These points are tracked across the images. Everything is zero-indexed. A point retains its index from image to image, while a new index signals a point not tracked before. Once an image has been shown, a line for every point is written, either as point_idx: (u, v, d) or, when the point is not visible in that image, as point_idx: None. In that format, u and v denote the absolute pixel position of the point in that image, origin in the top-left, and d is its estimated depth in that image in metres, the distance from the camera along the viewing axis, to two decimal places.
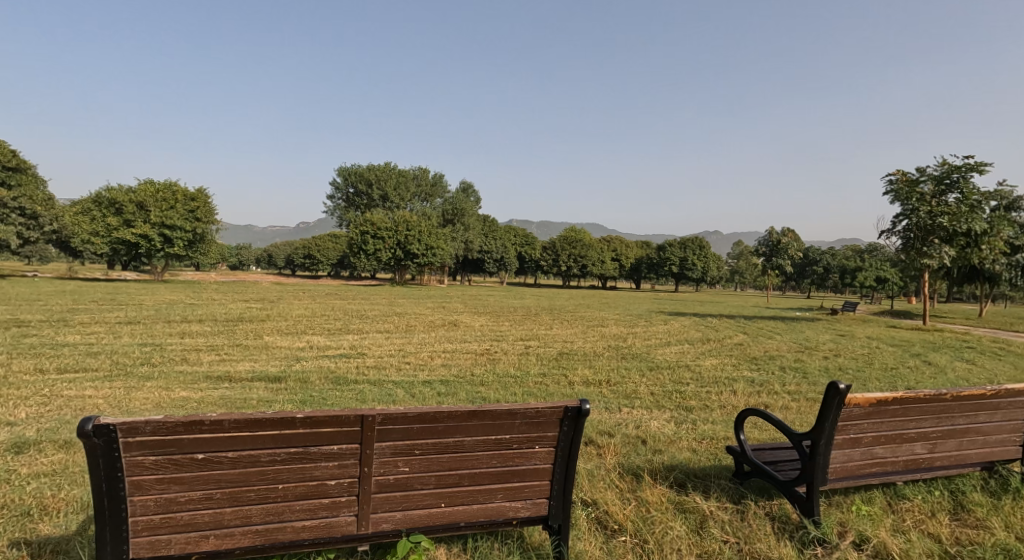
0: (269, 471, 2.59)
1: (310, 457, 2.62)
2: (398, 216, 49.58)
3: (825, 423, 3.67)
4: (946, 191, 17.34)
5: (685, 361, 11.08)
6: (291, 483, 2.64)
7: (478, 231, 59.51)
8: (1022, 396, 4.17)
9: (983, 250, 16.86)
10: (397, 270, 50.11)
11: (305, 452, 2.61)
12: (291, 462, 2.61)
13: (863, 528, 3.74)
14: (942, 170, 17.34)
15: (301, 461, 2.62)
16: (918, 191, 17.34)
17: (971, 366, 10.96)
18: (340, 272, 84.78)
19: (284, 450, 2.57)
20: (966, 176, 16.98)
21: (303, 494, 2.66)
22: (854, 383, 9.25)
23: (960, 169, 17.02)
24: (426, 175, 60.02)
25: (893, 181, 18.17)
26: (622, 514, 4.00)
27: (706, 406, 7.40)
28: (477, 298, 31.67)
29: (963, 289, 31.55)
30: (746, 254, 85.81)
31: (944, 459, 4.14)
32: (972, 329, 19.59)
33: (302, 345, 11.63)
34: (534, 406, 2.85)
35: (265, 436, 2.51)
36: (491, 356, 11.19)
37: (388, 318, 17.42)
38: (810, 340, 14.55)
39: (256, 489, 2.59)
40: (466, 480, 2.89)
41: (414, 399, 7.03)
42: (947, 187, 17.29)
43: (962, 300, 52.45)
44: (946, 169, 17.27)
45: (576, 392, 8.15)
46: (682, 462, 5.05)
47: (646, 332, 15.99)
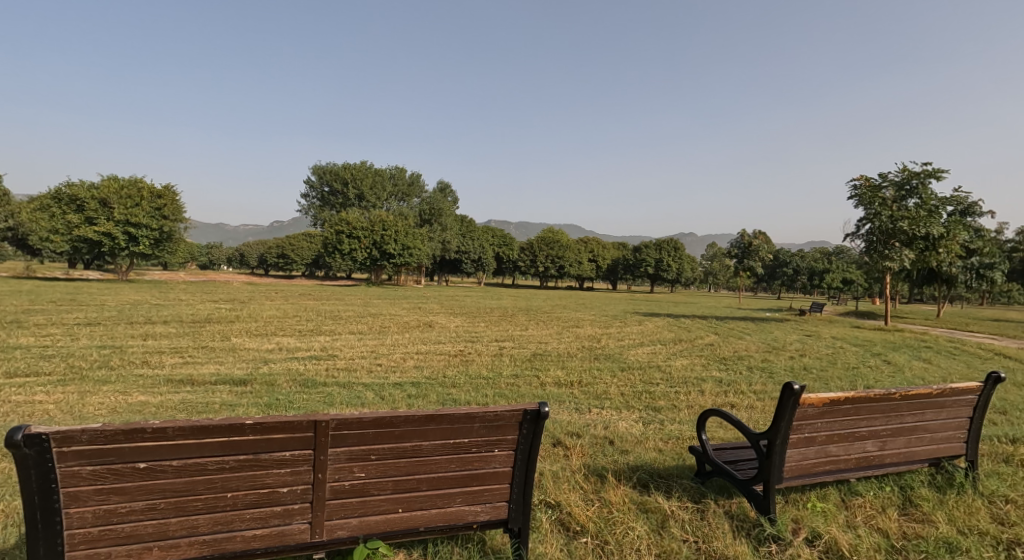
0: (217, 480, 2.52)
1: (260, 464, 2.57)
2: (374, 216, 49.03)
3: (779, 423, 3.77)
4: (907, 196, 17.99)
5: (656, 362, 11.23)
6: (241, 490, 2.58)
7: (455, 231, 59.25)
8: (967, 395, 4.35)
9: (941, 254, 17.56)
10: (373, 271, 49.52)
11: (256, 460, 2.56)
12: (241, 469, 2.55)
13: (816, 525, 3.83)
14: (902, 176, 18.01)
15: (252, 469, 2.56)
16: (880, 196, 17.92)
17: (930, 365, 11.36)
18: (314, 272, 83.46)
19: (232, 457, 2.51)
20: (925, 182, 17.64)
21: (254, 501, 2.61)
22: (817, 382, 9.48)
23: (920, 175, 17.71)
24: (402, 175, 59.56)
25: (856, 186, 18.76)
26: (583, 515, 4.02)
27: (673, 406, 7.51)
28: (455, 299, 31.54)
29: (924, 290, 32.72)
30: (719, 255, 87.41)
31: (894, 456, 4.27)
32: (931, 329, 20.31)
33: (271, 347, 11.39)
34: (493, 410, 2.86)
35: (212, 443, 2.45)
36: (464, 356, 11.18)
37: (363, 320, 17.17)
38: (777, 340, 14.91)
39: (203, 499, 2.53)
40: (425, 485, 2.87)
41: (383, 402, 6.95)
42: (907, 193, 17.95)
43: (922, 300, 54.44)
44: (906, 175, 17.93)
45: (547, 393, 8.18)
46: (647, 462, 5.12)
47: (618, 333, 16.17)
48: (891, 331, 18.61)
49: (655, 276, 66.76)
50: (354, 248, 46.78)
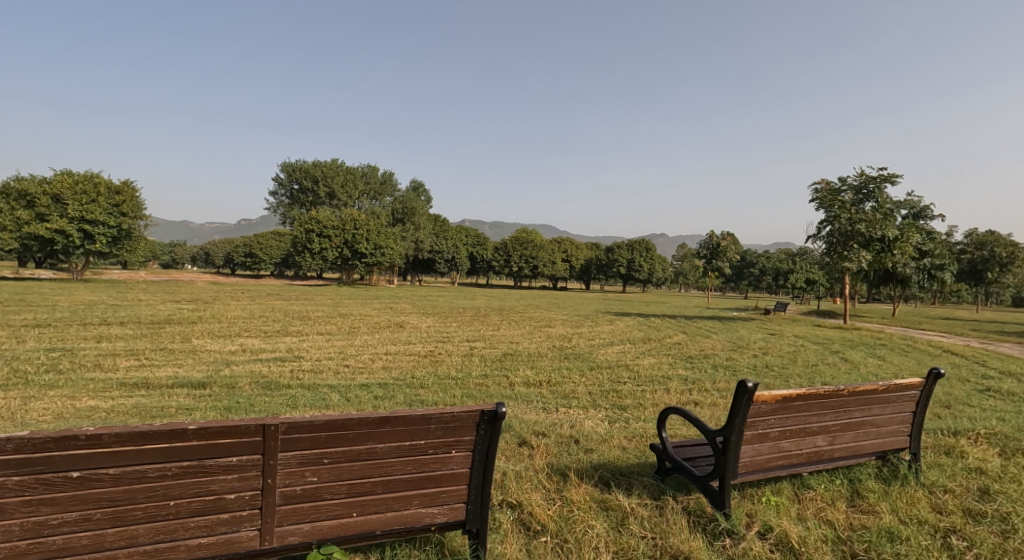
0: (158, 488, 2.45)
1: (206, 471, 2.50)
2: (345, 215, 48.19)
3: (734, 420, 3.85)
4: (864, 200, 18.67)
5: (625, 361, 11.35)
6: (184, 497, 2.50)
7: (428, 230, 58.92)
8: (910, 390, 4.53)
9: (895, 255, 18.26)
10: (343, 270, 48.75)
11: (200, 466, 2.49)
12: (185, 476, 2.48)
13: (769, 519, 3.93)
14: (860, 181, 18.67)
15: (195, 476, 2.49)
16: (839, 199, 18.57)
17: (884, 362, 11.82)
18: (283, 272, 81.62)
19: (174, 463, 2.44)
20: (881, 186, 18.33)
21: (198, 509, 2.53)
22: (778, 379, 9.74)
23: (876, 180, 18.39)
24: (375, 173, 58.83)
25: (817, 189, 19.39)
26: (544, 513, 4.04)
27: (639, 405, 7.60)
28: (428, 299, 31.30)
29: (882, 290, 33.95)
30: (689, 256, 89.10)
31: (843, 450, 4.41)
32: (887, 327, 21.06)
33: (233, 349, 11.07)
34: (449, 411, 2.84)
35: (153, 450, 2.38)
36: (434, 356, 11.11)
37: (332, 320, 16.83)
38: (742, 339, 15.24)
39: (143, 507, 2.45)
40: (380, 488, 2.83)
41: (349, 403, 6.83)
42: (864, 196, 18.63)
43: (881, 300, 56.56)
44: (863, 179, 18.60)
45: (516, 393, 8.17)
46: (610, 461, 5.16)
47: (588, 332, 16.31)
48: (850, 329, 19.21)
49: (626, 276, 67.68)
50: (325, 247, 45.86)
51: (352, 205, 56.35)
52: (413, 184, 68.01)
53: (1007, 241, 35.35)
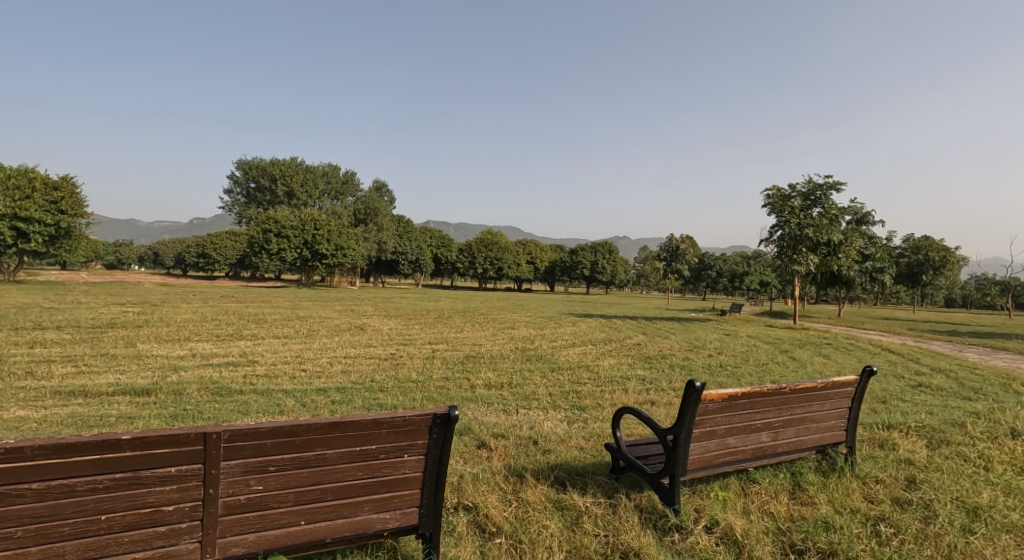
0: (88, 502, 2.35)
1: (142, 482, 2.43)
2: (304, 215, 46.99)
3: (683, 419, 3.96)
4: (812, 206, 19.47)
5: (586, 362, 11.50)
6: (118, 510, 2.42)
7: (392, 231, 58.18)
8: (847, 387, 4.78)
9: (841, 258, 19.14)
10: (303, 271, 47.59)
11: (136, 477, 2.41)
12: (118, 489, 2.39)
13: (715, 513, 4.07)
14: (808, 188, 19.49)
15: (130, 487, 2.42)
16: (790, 205, 19.30)
17: (829, 360, 12.37)
18: (239, 273, 79.05)
19: (106, 476, 2.36)
20: (827, 193, 19.16)
21: (133, 522, 2.46)
22: (732, 378, 10.05)
23: (823, 187, 19.23)
24: (336, 172, 57.68)
25: (768, 196, 20.12)
26: (500, 515, 4.07)
27: (597, 405, 7.73)
28: (391, 300, 30.89)
29: (830, 293, 35.50)
30: (650, 258, 90.78)
31: (786, 445, 4.61)
32: (833, 327, 22.00)
33: (182, 354, 10.67)
34: (401, 415, 2.82)
35: (83, 463, 2.30)
36: (395, 359, 10.98)
37: (290, 323, 16.41)
38: (699, 339, 15.65)
39: (71, 523, 2.36)
40: (329, 495, 2.80)
41: (304, 409, 6.69)
42: (812, 202, 19.41)
43: (828, 301, 59.10)
44: (811, 186, 19.42)
45: (477, 396, 8.18)
46: (567, 461, 5.23)
47: (550, 334, 16.43)
48: (800, 329, 20.01)
49: (589, 278, 68.45)
50: (283, 247, 44.38)
51: (312, 204, 55.05)
52: (376, 183, 66.99)
53: (941, 245, 37.48)
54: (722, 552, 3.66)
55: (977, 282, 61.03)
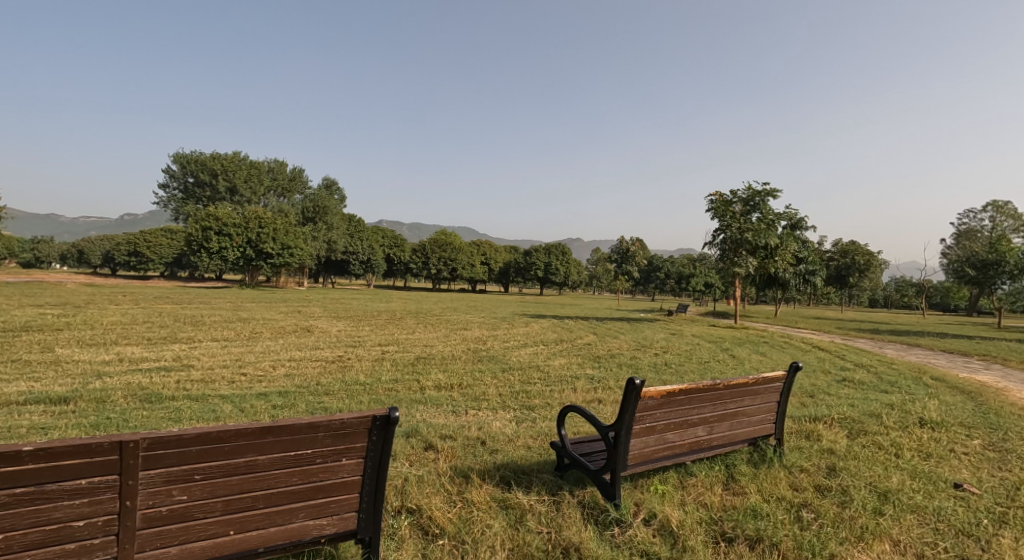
0: None
1: (47, 496, 2.31)
2: (248, 212, 45.15)
3: (623, 416, 4.08)
4: (751, 211, 20.30)
5: (536, 362, 11.60)
6: (20, 528, 2.31)
7: (341, 230, 56.79)
8: (776, 382, 5.04)
9: (777, 261, 20.10)
10: (246, 271, 45.70)
11: (40, 492, 2.29)
12: (20, 505, 2.28)
13: (653, 506, 4.20)
14: (748, 194, 20.31)
15: (34, 503, 2.29)
16: (731, 210, 20.08)
17: (765, 358, 12.98)
18: (176, 273, 75.18)
19: (7, 491, 2.24)
20: (765, 200, 20.03)
21: (37, 540, 2.34)
22: (675, 376, 10.37)
23: (761, 194, 20.08)
24: (283, 169, 55.94)
25: (712, 201, 20.86)
26: (443, 516, 4.07)
27: (546, 404, 7.84)
28: (340, 302, 30.10)
29: (769, 293, 37.18)
30: (601, 260, 92.52)
31: (720, 439, 4.81)
32: (771, 327, 23.04)
33: (108, 359, 10.06)
34: (339, 418, 2.78)
35: None
36: (342, 362, 10.74)
37: (230, 326, 15.76)
38: (647, 339, 16.07)
39: None
40: (261, 502, 2.73)
41: (243, 415, 6.46)
42: (751, 208, 20.25)
43: (767, 303, 61.87)
44: (750, 193, 20.25)
45: (426, 397, 8.13)
46: (513, 460, 5.28)
47: (503, 335, 16.45)
48: (741, 328, 20.85)
49: (543, 279, 68.99)
50: (224, 246, 42.09)
51: (255, 201, 52.95)
52: (324, 182, 65.18)
53: (867, 250, 39.87)
54: (658, 543, 3.78)
55: (898, 283, 65.47)
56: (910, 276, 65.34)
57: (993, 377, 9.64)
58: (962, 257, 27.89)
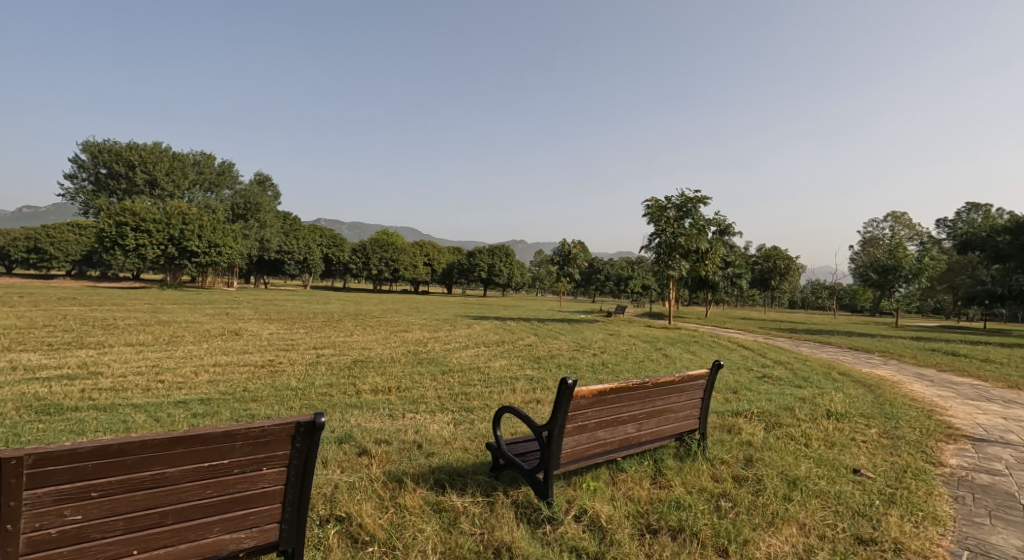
0: None
1: None
2: (170, 207, 42.60)
3: (556, 416, 4.15)
4: (684, 217, 21.11)
5: (476, 364, 11.60)
6: None
7: (275, 228, 54.60)
8: (700, 379, 5.28)
9: (707, 264, 21.03)
10: (168, 271, 43.06)
11: None
12: None
13: (584, 503, 4.31)
14: (682, 200, 21.11)
15: None
16: (665, 215, 20.83)
17: (695, 357, 13.54)
18: (86, 272, 69.58)
19: None
20: (696, 206, 20.91)
21: None
22: (611, 376, 10.65)
23: (693, 200, 20.93)
24: (210, 162, 53.82)
25: (648, 206, 21.56)
26: (374, 522, 4.01)
27: (483, 406, 7.88)
28: (272, 303, 28.87)
29: (700, 295, 38.90)
30: (543, 263, 93.85)
31: (648, 435, 4.99)
32: (702, 327, 24.04)
33: (4, 367, 9.23)
34: (259, 424, 2.69)
35: None
36: (273, 367, 10.34)
37: (148, 329, 14.79)
38: (585, 340, 16.42)
39: None
40: (170, 518, 2.61)
41: (158, 425, 6.11)
42: (684, 214, 21.06)
43: (700, 304, 64.65)
44: (683, 200, 21.06)
45: (362, 401, 7.97)
46: (448, 463, 5.26)
47: (443, 337, 16.33)
48: (674, 328, 21.64)
49: (487, 280, 69.08)
50: (142, 244, 39.36)
51: (178, 196, 49.94)
52: (256, 177, 62.36)
53: (786, 255, 42.31)
54: (587, 538, 3.88)
55: (814, 285, 70.22)
56: (824, 279, 70.12)
57: (891, 372, 10.52)
58: (869, 262, 30.12)
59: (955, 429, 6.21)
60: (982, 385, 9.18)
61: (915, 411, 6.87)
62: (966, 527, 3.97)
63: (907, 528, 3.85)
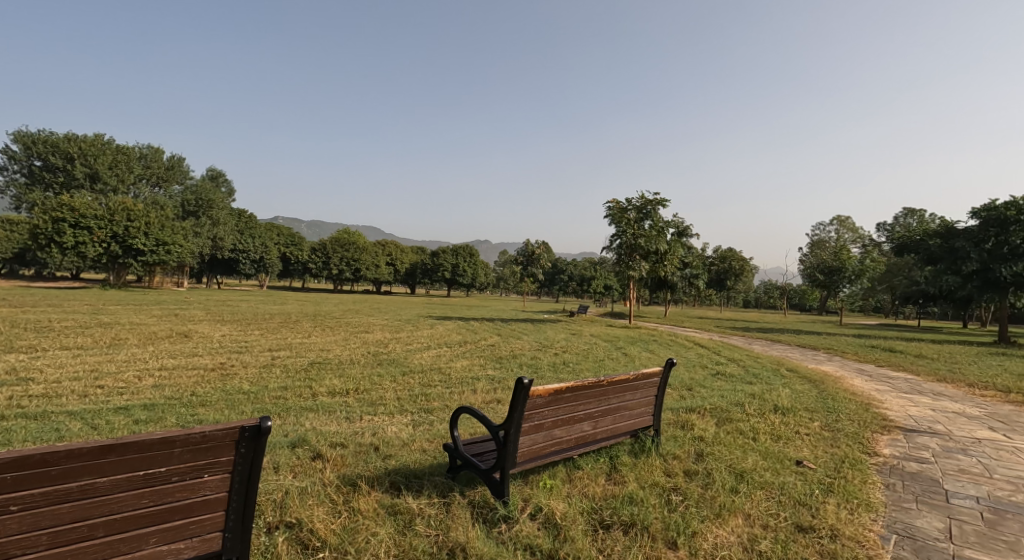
0: None
1: None
2: (113, 202, 40.62)
3: (512, 415, 4.16)
4: (643, 219, 21.49)
5: (437, 364, 11.51)
6: None
7: (228, 226, 52.80)
8: (654, 377, 5.38)
9: (666, 265, 21.50)
10: (110, 270, 41.03)
11: None
12: None
13: (540, 501, 4.32)
14: (642, 202, 21.48)
15: None
16: (626, 217, 21.15)
17: (653, 355, 13.80)
18: (22, 271, 65.62)
19: None
20: (656, 208, 21.32)
21: None
22: (571, 376, 10.74)
23: (653, 203, 21.34)
24: (158, 156, 51.54)
25: (609, 208, 21.85)
26: (325, 528, 3.93)
27: (443, 407, 7.82)
28: (226, 304, 27.86)
29: (660, 294, 39.66)
30: (507, 264, 93.97)
31: (604, 432, 5.05)
32: (660, 326, 24.53)
33: None
34: (198, 431, 2.59)
35: None
36: (224, 370, 10.01)
37: (91, 332, 14.07)
38: (547, 340, 16.52)
39: None
40: (101, 531, 2.50)
41: (95, 433, 5.82)
42: (643, 216, 21.43)
43: (660, 304, 66.03)
44: (643, 202, 21.44)
45: (319, 404, 7.80)
46: (405, 464, 5.21)
47: (405, 337, 16.15)
48: (633, 328, 21.98)
49: (450, 281, 68.66)
50: (82, 241, 37.24)
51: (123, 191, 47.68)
52: (208, 173, 60.12)
53: (741, 256, 43.59)
54: (541, 536, 3.90)
55: (767, 285, 72.69)
56: (776, 280, 72.66)
57: (834, 368, 10.99)
58: (816, 264, 31.37)
59: (889, 421, 6.54)
60: (914, 379, 9.70)
61: (854, 404, 7.19)
62: (895, 512, 4.18)
63: (843, 515, 4.02)
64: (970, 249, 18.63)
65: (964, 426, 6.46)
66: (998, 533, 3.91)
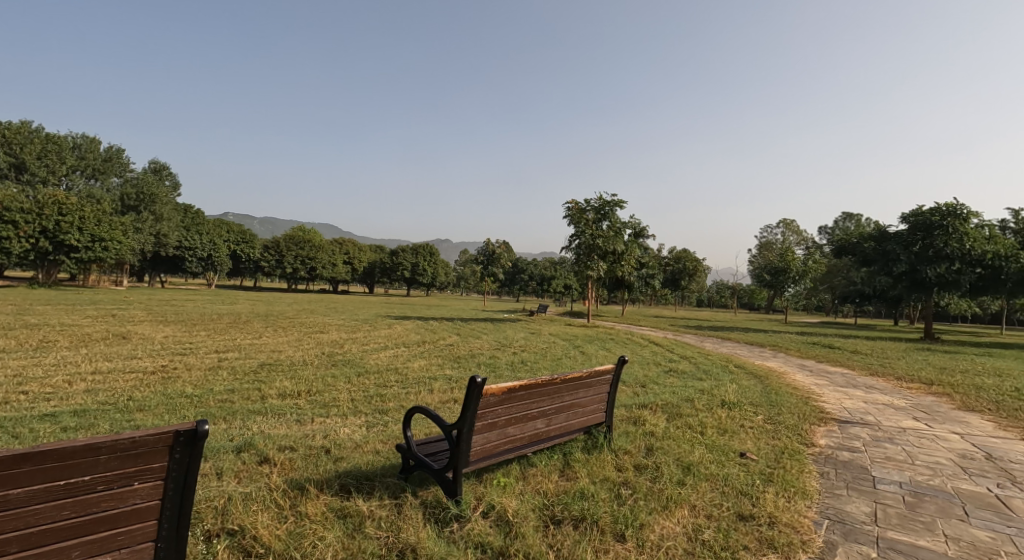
0: None
1: None
2: (42, 194, 38.30)
3: (465, 413, 4.13)
4: (601, 220, 21.79)
5: (394, 365, 11.34)
6: None
7: (173, 222, 50.59)
8: (606, 374, 5.45)
9: (623, 265, 21.87)
10: (41, 268, 38.67)
11: None
12: None
13: (493, 499, 4.31)
14: (600, 203, 21.77)
15: None
16: (584, 217, 21.39)
17: (610, 354, 13.97)
18: None
19: None
20: (613, 209, 21.65)
21: None
22: (528, 375, 10.77)
23: (611, 204, 21.67)
24: (94, 147, 49.00)
25: (567, 208, 22.03)
26: (269, 534, 3.81)
27: (398, 407, 7.71)
28: (171, 304, 26.67)
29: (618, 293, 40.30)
30: (467, 264, 93.72)
31: (557, 430, 5.08)
32: (617, 324, 24.89)
33: None
34: (127, 436, 2.47)
35: None
36: (167, 373, 9.57)
37: (18, 334, 13.21)
38: (506, 339, 16.52)
39: None
40: (15, 545, 2.36)
41: (17, 442, 5.47)
42: (601, 217, 21.72)
43: (617, 304, 67.23)
44: (601, 203, 21.73)
45: (268, 407, 7.56)
46: (357, 466, 5.11)
47: (361, 338, 15.84)
48: (592, 327, 22.26)
49: (409, 280, 67.91)
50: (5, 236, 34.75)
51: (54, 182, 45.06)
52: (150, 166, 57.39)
53: (695, 257, 44.77)
54: (493, 534, 3.89)
55: (719, 285, 75.01)
56: (729, 280, 75.00)
57: (779, 364, 11.39)
58: (765, 265, 32.56)
59: (826, 413, 6.84)
60: (851, 373, 10.17)
61: (795, 398, 7.48)
62: (827, 499, 4.38)
63: (781, 503, 4.18)
64: (901, 252, 19.57)
65: (892, 416, 6.82)
66: (917, 515, 4.14)
